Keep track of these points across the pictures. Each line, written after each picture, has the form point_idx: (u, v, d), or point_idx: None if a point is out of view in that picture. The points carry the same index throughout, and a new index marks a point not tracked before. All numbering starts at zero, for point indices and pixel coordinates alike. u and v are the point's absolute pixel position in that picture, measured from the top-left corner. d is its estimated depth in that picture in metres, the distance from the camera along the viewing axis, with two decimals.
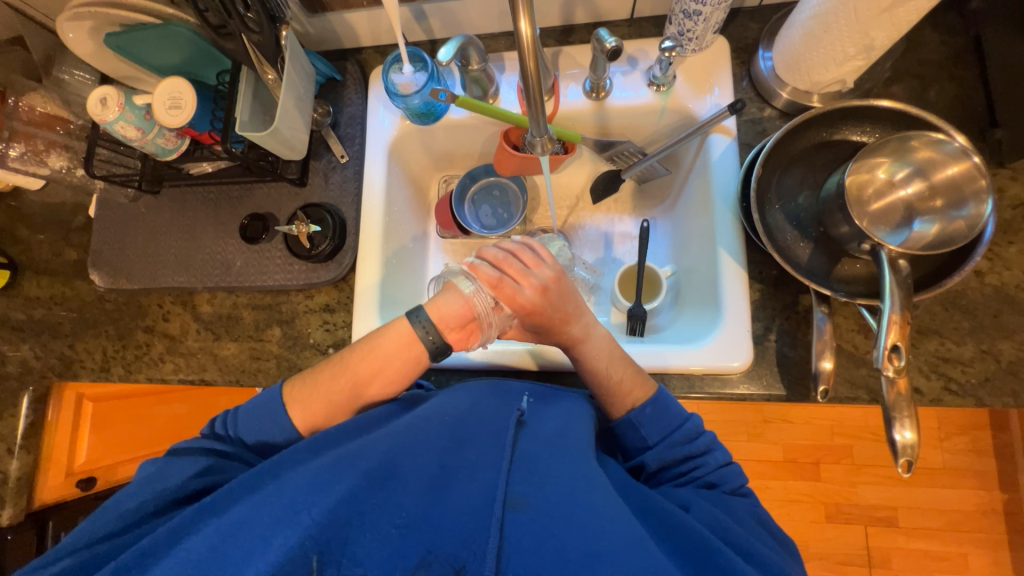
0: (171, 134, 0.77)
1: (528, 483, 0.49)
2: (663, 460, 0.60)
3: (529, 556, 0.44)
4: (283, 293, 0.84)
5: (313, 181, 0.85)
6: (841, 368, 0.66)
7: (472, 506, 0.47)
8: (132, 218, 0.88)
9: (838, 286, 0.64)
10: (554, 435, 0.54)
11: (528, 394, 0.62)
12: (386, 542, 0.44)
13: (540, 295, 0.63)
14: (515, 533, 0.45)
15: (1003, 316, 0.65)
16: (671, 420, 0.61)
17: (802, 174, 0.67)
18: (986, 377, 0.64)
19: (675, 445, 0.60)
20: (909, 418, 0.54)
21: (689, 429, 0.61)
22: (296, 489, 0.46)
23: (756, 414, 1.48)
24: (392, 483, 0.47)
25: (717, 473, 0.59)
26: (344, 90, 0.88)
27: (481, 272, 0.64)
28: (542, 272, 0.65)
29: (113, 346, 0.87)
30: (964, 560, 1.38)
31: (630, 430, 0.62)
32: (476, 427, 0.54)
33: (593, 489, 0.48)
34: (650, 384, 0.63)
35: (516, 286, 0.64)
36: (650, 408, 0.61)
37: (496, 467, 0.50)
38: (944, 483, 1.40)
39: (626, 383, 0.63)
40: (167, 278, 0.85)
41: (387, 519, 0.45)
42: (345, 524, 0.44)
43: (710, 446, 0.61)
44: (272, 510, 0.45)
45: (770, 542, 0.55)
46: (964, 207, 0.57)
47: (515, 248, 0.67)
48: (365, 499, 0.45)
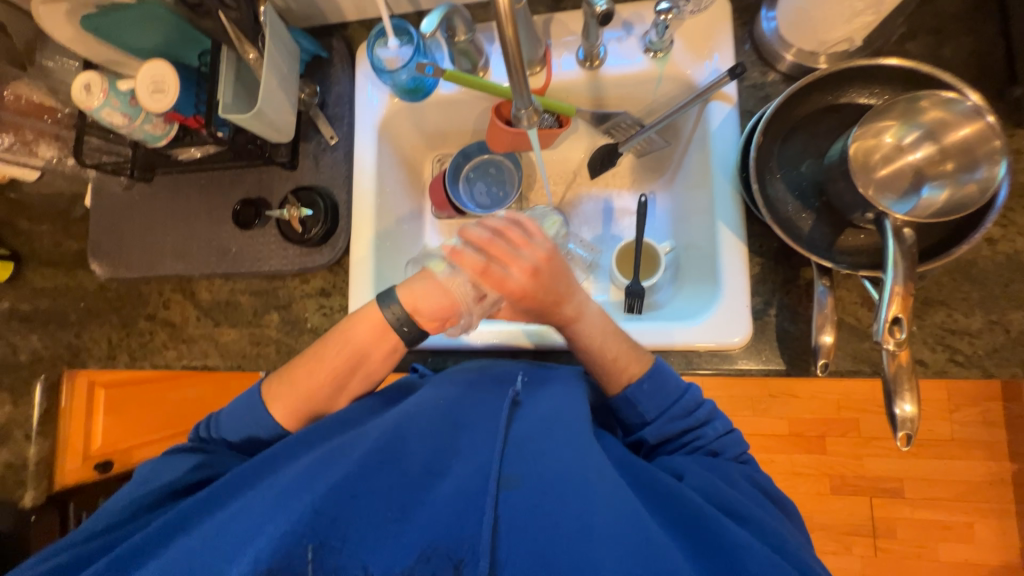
0: (157, 120, 0.75)
1: (521, 462, 0.49)
2: (662, 434, 0.60)
3: (523, 533, 0.45)
4: (280, 279, 0.84)
5: (304, 164, 0.84)
6: (843, 342, 0.65)
7: (466, 489, 0.47)
8: (127, 207, 0.88)
9: (842, 258, 0.62)
10: (547, 415, 0.54)
11: (521, 373, 0.62)
12: (382, 527, 0.45)
13: (531, 279, 0.62)
14: (508, 512, 0.46)
15: (1014, 285, 0.62)
16: (670, 394, 0.60)
17: (805, 142, 0.64)
18: (994, 348, 0.62)
19: (674, 419, 0.59)
20: (908, 391, 0.53)
21: (688, 402, 0.60)
22: (292, 480, 0.47)
23: (761, 389, 1.47)
24: (385, 470, 0.48)
25: (719, 443, 0.59)
26: (330, 68, 0.86)
27: (465, 258, 0.64)
28: (531, 252, 0.63)
29: (117, 334, 0.89)
30: (970, 529, 1.39)
31: (627, 406, 0.61)
32: (469, 412, 0.55)
33: (586, 465, 0.48)
34: (647, 357, 0.63)
35: (504, 270, 0.63)
36: (648, 383, 0.60)
37: (490, 449, 0.50)
38: (952, 454, 1.39)
39: (621, 359, 0.62)
40: (165, 266, 0.86)
41: (383, 504, 0.46)
42: (340, 510, 0.44)
43: (710, 416, 0.60)
44: (271, 501, 0.46)
45: (769, 504, 0.54)
46: (976, 171, 0.54)
47: (502, 227, 0.65)
48: (359, 487, 0.46)
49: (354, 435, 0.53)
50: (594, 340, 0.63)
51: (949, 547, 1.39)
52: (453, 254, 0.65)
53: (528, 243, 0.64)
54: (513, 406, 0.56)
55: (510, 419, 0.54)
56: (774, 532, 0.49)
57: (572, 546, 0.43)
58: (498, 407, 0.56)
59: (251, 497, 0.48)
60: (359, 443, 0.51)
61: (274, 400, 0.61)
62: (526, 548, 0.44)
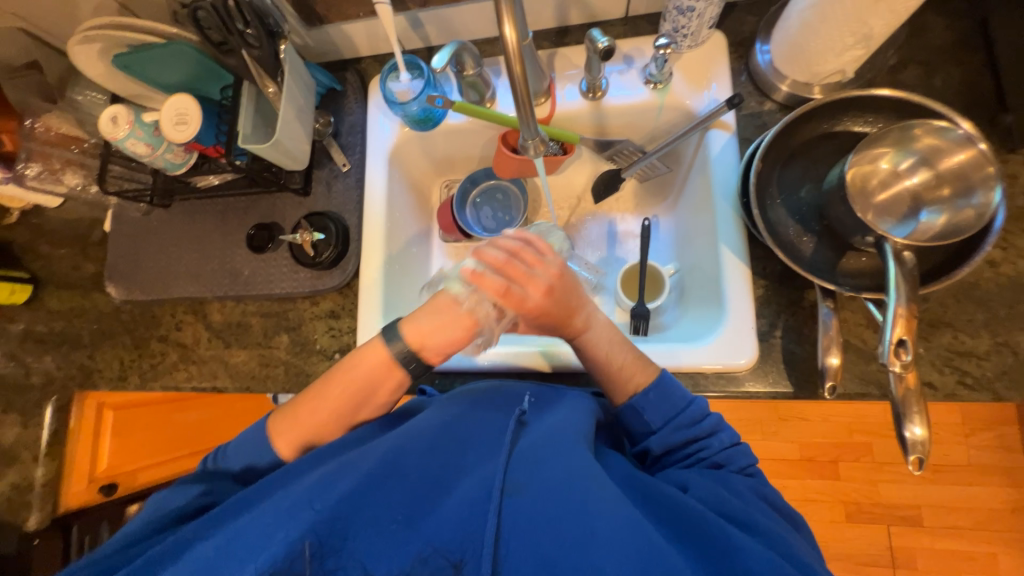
0: (178, 150, 0.79)
1: (527, 473, 0.48)
2: (668, 444, 0.60)
3: (528, 548, 0.44)
4: (290, 301, 0.86)
5: (317, 190, 0.87)
6: (850, 364, 0.65)
7: (471, 500, 0.46)
8: (146, 231, 0.91)
9: (844, 280, 0.63)
10: (553, 429, 0.54)
11: (529, 392, 0.62)
12: (386, 540, 0.44)
13: (546, 298, 0.61)
14: (513, 524, 0.45)
15: (1019, 307, 0.63)
16: (675, 403, 0.60)
17: (803, 168, 0.66)
18: (1002, 371, 0.62)
19: (680, 428, 0.59)
20: (918, 413, 0.53)
21: (694, 412, 0.60)
22: (297, 494, 0.47)
23: (770, 412, 1.45)
24: (391, 483, 0.47)
25: (724, 454, 0.59)
26: (344, 100, 0.90)
27: (488, 281, 0.61)
28: (544, 271, 0.62)
29: (129, 355, 0.90)
30: (993, 560, 1.33)
31: (633, 415, 0.61)
32: (474, 428, 0.55)
33: (591, 476, 0.48)
34: (653, 367, 0.64)
35: (522, 291, 0.61)
36: (653, 393, 0.60)
37: (495, 462, 0.50)
38: (970, 480, 1.36)
39: (627, 369, 0.63)
40: (179, 288, 0.88)
41: (386, 517, 0.45)
42: (341, 521, 0.44)
43: (716, 428, 0.60)
44: (274, 511, 0.45)
45: (771, 513, 0.53)
46: (972, 196, 0.55)
47: (515, 247, 0.63)
48: (364, 497, 0.45)
49: (359, 451, 0.52)
50: (602, 362, 0.64)
51: None
52: (473, 276, 0.61)
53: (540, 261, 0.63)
54: (521, 424, 0.56)
55: (516, 435, 0.53)
56: (784, 541, 0.48)
57: (578, 559, 0.42)
58: (504, 422, 0.55)
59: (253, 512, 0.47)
60: (365, 457, 0.51)
61: (289, 422, 0.62)
62: (531, 563, 0.43)
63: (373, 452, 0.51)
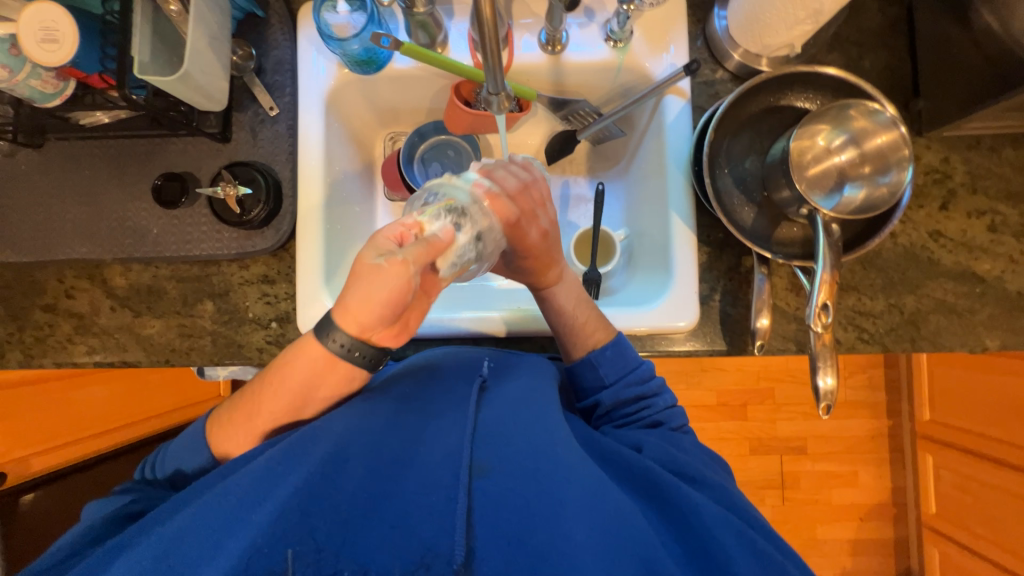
0: (47, 75, 0.63)
1: (492, 444, 0.49)
2: (618, 398, 0.63)
3: (498, 515, 0.44)
4: (214, 264, 0.76)
5: (239, 137, 0.75)
6: (775, 324, 0.72)
7: (435, 472, 0.46)
8: (11, 177, 0.74)
9: (777, 249, 0.68)
10: (516, 397, 0.54)
11: (487, 359, 0.61)
12: (352, 525, 0.42)
13: (543, 240, 0.63)
14: (484, 495, 0.45)
15: (908, 273, 0.73)
16: (629, 360, 0.64)
17: (750, 140, 0.69)
18: (892, 327, 0.72)
19: (629, 385, 0.63)
20: (830, 365, 0.60)
21: (642, 372, 0.64)
22: (246, 483, 0.44)
23: (694, 364, 1.61)
24: (352, 465, 0.46)
25: (665, 413, 0.63)
26: (267, 29, 0.77)
27: (500, 203, 0.59)
28: (546, 215, 0.64)
29: (5, 328, 0.75)
30: (856, 476, 1.64)
31: (588, 370, 0.64)
32: (434, 401, 0.54)
33: (556, 442, 0.49)
34: (612, 327, 0.66)
35: (527, 225, 0.61)
36: (610, 350, 0.63)
37: (459, 434, 0.49)
38: (846, 414, 1.63)
39: (590, 324, 0.65)
40: (66, 248, 0.74)
41: (349, 502, 0.43)
42: (303, 513, 0.42)
43: (660, 389, 0.65)
44: (224, 509, 0.43)
45: (711, 464, 0.59)
46: (887, 174, 0.61)
47: (528, 180, 0.63)
48: (325, 483, 0.44)
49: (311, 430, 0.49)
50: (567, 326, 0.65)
51: (840, 492, 1.63)
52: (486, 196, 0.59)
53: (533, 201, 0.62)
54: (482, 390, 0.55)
55: (477, 403, 0.53)
56: (725, 491, 0.54)
57: (547, 522, 0.44)
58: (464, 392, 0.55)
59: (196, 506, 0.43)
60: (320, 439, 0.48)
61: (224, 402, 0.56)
62: (504, 528, 0.43)
63: (329, 432, 0.48)
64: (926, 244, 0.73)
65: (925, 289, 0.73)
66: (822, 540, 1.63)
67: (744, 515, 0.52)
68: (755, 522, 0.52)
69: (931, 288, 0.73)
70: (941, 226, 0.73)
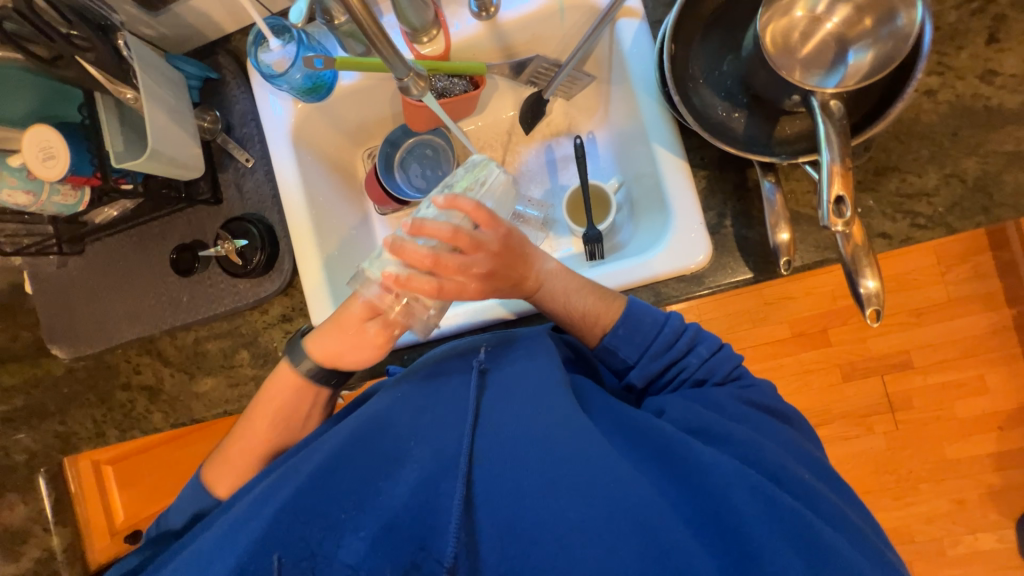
0: (64, 188, 0.70)
1: (487, 435, 0.50)
2: (648, 374, 0.60)
3: (494, 500, 0.47)
4: (239, 315, 0.82)
5: (229, 195, 0.80)
6: (804, 235, 0.63)
7: (426, 469, 0.48)
8: (68, 283, 0.85)
9: (781, 150, 0.59)
10: (512, 381, 0.54)
11: (485, 344, 0.60)
12: (344, 527, 0.45)
13: (487, 282, 0.58)
14: (481, 485, 0.48)
15: (962, 133, 0.60)
16: (646, 333, 0.59)
17: (720, 39, 0.61)
18: (955, 202, 0.60)
19: (655, 356, 0.59)
20: (869, 267, 0.54)
21: (667, 336, 0.59)
22: (249, 505, 0.48)
23: (756, 299, 1.46)
24: (344, 471, 0.48)
25: (705, 367, 0.58)
26: (226, 88, 0.81)
27: (417, 283, 0.55)
28: (480, 258, 0.56)
29: (99, 411, 0.87)
30: (982, 381, 1.41)
31: (609, 355, 0.61)
32: (438, 397, 0.55)
33: (550, 423, 0.50)
34: (618, 301, 0.62)
35: (459, 282, 0.56)
36: (622, 328, 0.60)
37: (455, 431, 0.51)
38: (952, 314, 1.40)
39: (590, 313, 0.61)
40: (124, 332, 0.84)
41: (339, 507, 0.46)
42: (294, 522, 0.44)
43: (693, 342, 0.60)
44: (226, 532, 0.46)
45: (754, 416, 0.54)
46: (895, 20, 0.50)
47: (447, 235, 0.54)
48: (316, 491, 0.46)
49: (314, 445, 0.52)
50: (572, 292, 0.62)
51: (966, 403, 1.42)
52: (396, 284, 0.56)
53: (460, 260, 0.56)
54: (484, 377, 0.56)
55: (478, 392, 0.54)
56: (749, 445, 0.49)
57: (539, 503, 0.45)
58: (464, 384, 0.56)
59: (211, 532, 0.48)
60: (317, 453, 0.50)
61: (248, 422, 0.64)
62: (497, 515, 0.46)
63: (322, 448, 0.50)
64: (978, 92, 0.60)
65: (988, 146, 0.59)
66: (954, 460, 1.42)
67: (779, 477, 0.46)
68: (781, 475, 0.47)
69: (999, 141, 0.59)
70: (994, 64, 0.60)
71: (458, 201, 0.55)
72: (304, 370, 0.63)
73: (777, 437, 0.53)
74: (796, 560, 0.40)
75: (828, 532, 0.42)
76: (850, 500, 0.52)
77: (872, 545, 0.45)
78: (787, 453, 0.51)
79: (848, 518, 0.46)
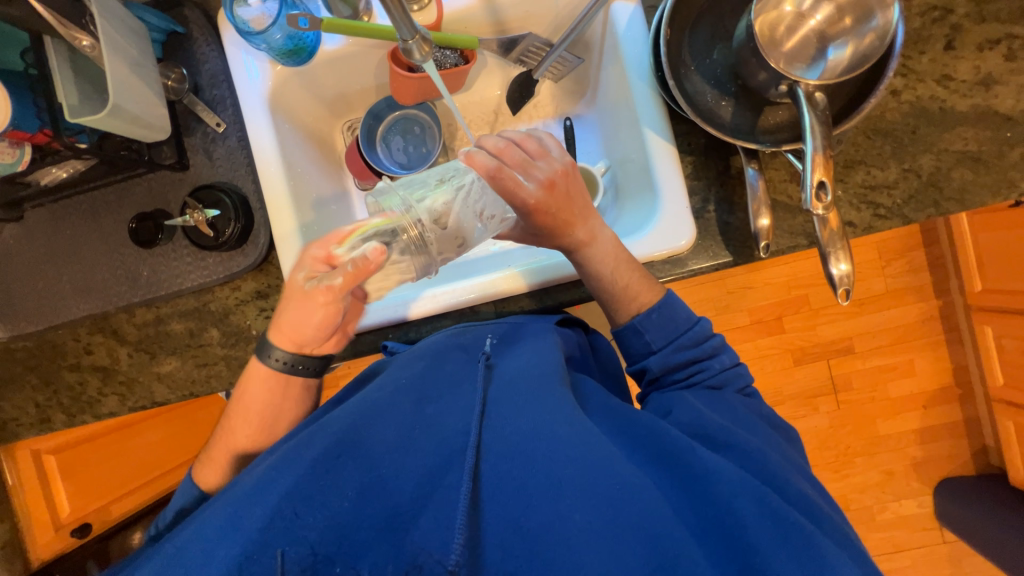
0: (1, 145, 0.62)
1: (495, 426, 0.51)
2: (667, 364, 0.62)
3: (500, 494, 0.47)
4: (207, 292, 0.77)
5: (196, 161, 0.75)
6: (780, 221, 0.67)
7: (432, 461, 0.48)
8: (3, 253, 0.77)
9: (764, 138, 0.62)
10: (518, 376, 0.57)
11: (489, 336, 0.66)
12: (346, 518, 0.43)
13: (545, 192, 0.59)
14: (488, 475, 0.48)
15: (920, 131, 0.66)
16: (677, 324, 0.63)
17: (712, 28, 0.63)
18: (910, 195, 0.65)
19: (680, 348, 0.62)
20: (842, 251, 0.58)
21: (696, 333, 0.63)
22: (242, 495, 0.45)
23: (720, 287, 1.54)
24: (348, 458, 0.47)
25: (722, 375, 0.62)
26: (193, 44, 0.75)
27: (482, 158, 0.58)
28: (548, 164, 0.60)
29: (43, 394, 0.79)
30: (912, 365, 1.57)
31: (634, 336, 0.64)
32: (443, 385, 0.57)
33: (556, 417, 0.51)
34: (658, 288, 0.65)
35: (518, 178, 0.58)
36: (655, 313, 0.63)
37: (462, 421, 0.52)
38: (891, 303, 1.54)
39: (633, 287, 0.64)
40: (72, 308, 0.76)
41: (341, 496, 0.44)
42: (291, 515, 0.42)
43: (717, 349, 0.63)
44: (228, 516, 0.43)
45: (749, 416, 0.58)
46: (873, 19, 0.53)
47: (519, 139, 0.62)
48: (320, 480, 0.45)
49: (316, 429, 0.51)
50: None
51: (897, 384, 1.57)
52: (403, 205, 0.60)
53: (469, 215, 0.61)
54: (487, 369, 0.60)
55: (484, 384, 0.57)
56: (754, 454, 0.51)
57: (547, 500, 0.46)
58: (470, 375, 0.59)
59: (218, 503, 0.46)
60: (319, 437, 0.49)
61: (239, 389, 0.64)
62: (506, 509, 0.46)
63: (326, 432, 0.49)
64: (936, 94, 0.65)
65: (941, 145, 0.65)
66: (885, 436, 1.58)
67: (777, 485, 0.49)
68: (776, 482, 0.49)
69: (950, 141, 0.65)
70: (950, 69, 0.65)
71: (571, 170, 0.62)
72: (275, 362, 0.64)
73: (776, 444, 0.56)
74: (788, 561, 0.42)
75: (819, 538, 0.45)
76: (818, 482, 0.55)
77: (855, 549, 0.48)
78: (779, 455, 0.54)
79: (837, 526, 0.49)
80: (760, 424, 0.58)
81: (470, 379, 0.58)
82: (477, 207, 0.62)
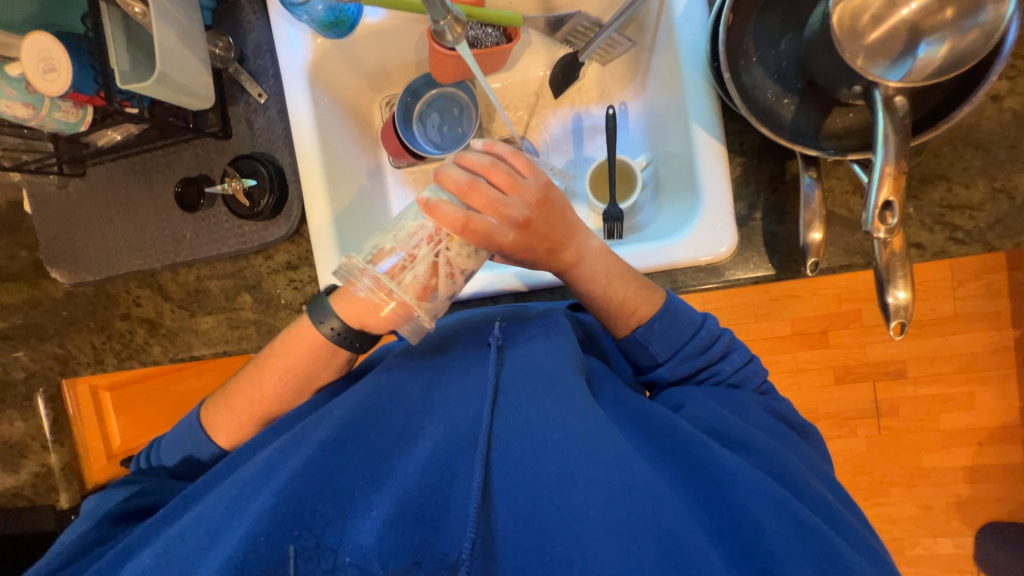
0: (66, 105, 0.65)
1: (506, 417, 0.50)
2: (677, 373, 0.59)
3: (510, 492, 0.46)
4: (243, 258, 0.80)
5: (238, 130, 0.77)
6: (835, 236, 0.61)
7: (442, 447, 0.48)
8: (67, 206, 0.83)
9: (828, 144, 0.56)
10: (530, 362, 0.55)
11: (498, 320, 0.62)
12: (355, 506, 0.45)
13: (522, 233, 0.55)
14: (496, 467, 0.47)
15: (1021, 145, 0.57)
16: (683, 331, 0.59)
17: (782, 14, 0.56)
18: (997, 219, 0.57)
19: (687, 358, 0.59)
20: (902, 278, 0.52)
21: (703, 338, 0.59)
22: (252, 475, 0.47)
23: (764, 294, 1.45)
24: (356, 448, 0.47)
25: (738, 375, 0.59)
26: (240, 12, 0.76)
27: (443, 209, 0.52)
28: (522, 195, 0.55)
29: (98, 338, 0.87)
30: (972, 398, 1.42)
31: (640, 348, 0.60)
32: (455, 367, 0.57)
33: (569, 412, 0.49)
34: (658, 293, 0.61)
35: (488, 220, 0.53)
36: (659, 323, 0.59)
37: (473, 411, 0.51)
38: (957, 329, 1.39)
39: (630, 302, 0.59)
40: (124, 263, 0.82)
41: (351, 483, 0.46)
42: (300, 499, 0.43)
43: (726, 350, 0.60)
44: (236, 498, 0.46)
45: (779, 431, 0.55)
46: (979, 14, 0.46)
47: (485, 165, 0.55)
48: (329, 466, 0.46)
49: (320, 415, 0.52)
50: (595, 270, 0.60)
51: (951, 417, 1.44)
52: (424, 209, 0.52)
53: (455, 267, 0.54)
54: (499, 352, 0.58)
55: (497, 369, 0.55)
56: (775, 459, 0.49)
57: (557, 499, 0.45)
58: (479, 360, 0.57)
59: (224, 487, 0.48)
60: (327, 420, 0.50)
61: (238, 390, 0.60)
62: (512, 507, 0.46)
63: (336, 413, 0.51)
64: None
65: None
66: (929, 470, 1.46)
67: (796, 487, 0.47)
68: (804, 491, 0.47)
69: None
70: None
71: (548, 195, 0.56)
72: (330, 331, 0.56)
73: (798, 450, 0.53)
74: (806, 565, 0.40)
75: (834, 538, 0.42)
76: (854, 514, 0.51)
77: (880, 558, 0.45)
78: (806, 465, 0.52)
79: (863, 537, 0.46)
80: (782, 427, 0.56)
81: (479, 363, 0.57)
82: (460, 258, 0.54)
